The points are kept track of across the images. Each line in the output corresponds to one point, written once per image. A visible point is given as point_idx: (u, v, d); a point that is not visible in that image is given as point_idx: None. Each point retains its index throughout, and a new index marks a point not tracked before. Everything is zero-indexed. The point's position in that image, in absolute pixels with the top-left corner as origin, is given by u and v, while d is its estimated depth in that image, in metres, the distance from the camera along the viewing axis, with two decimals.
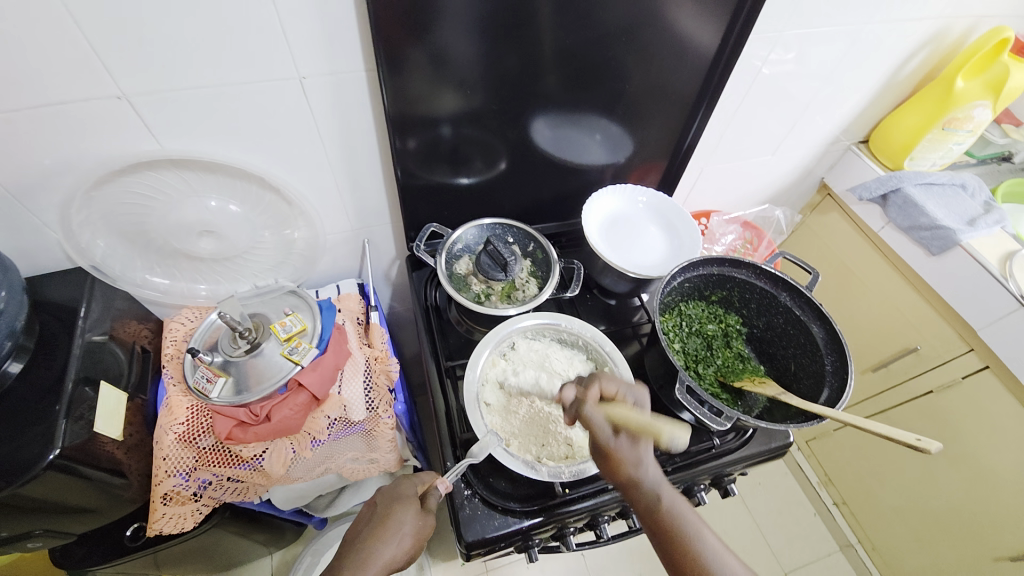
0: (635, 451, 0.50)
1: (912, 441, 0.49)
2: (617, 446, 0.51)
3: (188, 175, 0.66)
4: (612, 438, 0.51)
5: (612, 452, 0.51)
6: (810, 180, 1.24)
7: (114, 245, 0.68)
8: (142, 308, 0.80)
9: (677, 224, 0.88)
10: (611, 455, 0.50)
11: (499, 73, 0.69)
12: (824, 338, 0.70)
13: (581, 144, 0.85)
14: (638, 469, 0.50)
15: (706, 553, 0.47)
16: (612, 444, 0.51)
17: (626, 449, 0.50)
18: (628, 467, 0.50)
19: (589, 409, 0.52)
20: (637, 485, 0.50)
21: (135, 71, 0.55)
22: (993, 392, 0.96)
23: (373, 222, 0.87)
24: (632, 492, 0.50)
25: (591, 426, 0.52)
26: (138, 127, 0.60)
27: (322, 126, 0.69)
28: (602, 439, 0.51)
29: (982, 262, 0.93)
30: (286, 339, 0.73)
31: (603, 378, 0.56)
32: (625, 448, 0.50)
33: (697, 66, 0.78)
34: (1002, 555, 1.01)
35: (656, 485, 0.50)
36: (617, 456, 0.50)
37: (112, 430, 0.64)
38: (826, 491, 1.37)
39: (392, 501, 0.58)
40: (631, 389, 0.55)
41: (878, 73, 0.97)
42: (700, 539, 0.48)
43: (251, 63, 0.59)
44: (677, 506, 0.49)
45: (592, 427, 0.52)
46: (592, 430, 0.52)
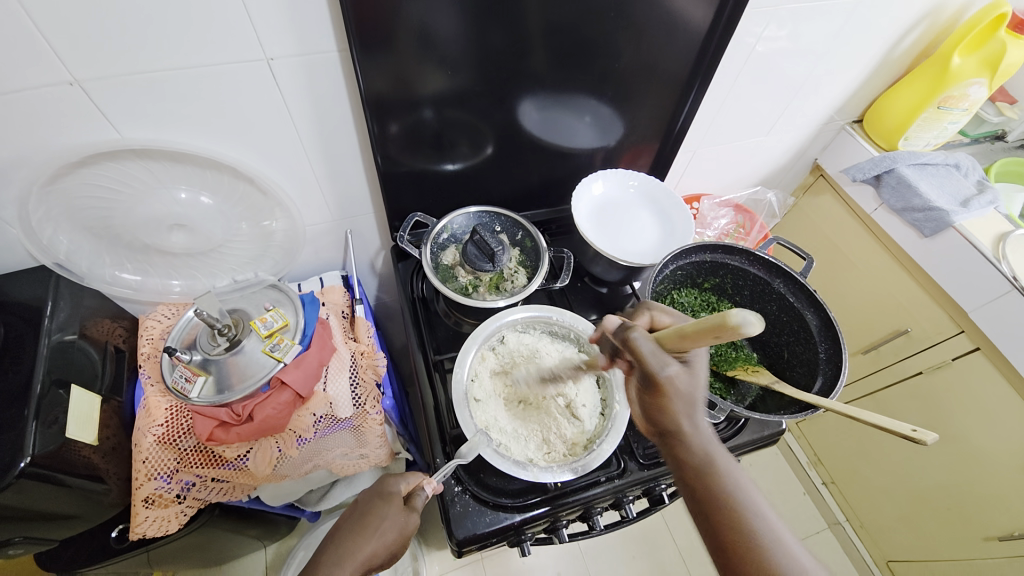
0: (690, 383, 0.46)
1: (908, 431, 0.49)
2: (669, 374, 0.46)
3: (154, 166, 0.63)
4: (664, 364, 0.46)
5: (663, 383, 0.46)
6: (804, 161, 1.21)
7: (79, 241, 0.65)
8: (114, 306, 0.77)
9: (670, 209, 0.86)
10: (665, 384, 0.46)
11: (483, 52, 0.66)
12: (818, 326, 0.69)
13: (570, 127, 0.82)
14: (689, 411, 0.46)
15: (758, 523, 0.43)
16: (664, 372, 0.46)
17: (682, 379, 0.46)
18: (681, 406, 0.46)
19: (637, 336, 0.48)
20: (686, 437, 0.46)
21: (87, 55, 0.51)
22: (983, 372, 0.97)
23: (355, 212, 0.84)
24: (677, 441, 0.46)
25: (641, 352, 0.47)
26: (95, 115, 0.56)
27: (295, 112, 0.65)
28: (651, 365, 0.46)
29: (975, 244, 0.92)
30: (268, 335, 0.70)
31: (652, 311, 0.58)
32: (680, 377, 0.46)
33: (688, 45, 0.75)
34: (991, 535, 1.03)
35: (706, 440, 0.46)
36: (670, 385, 0.46)
37: (86, 434, 0.61)
38: (815, 471, 1.39)
39: (375, 499, 0.57)
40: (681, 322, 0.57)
41: (873, 50, 0.94)
42: (749, 503, 0.44)
43: (215, 44, 0.55)
44: (727, 467, 0.45)
45: (641, 351, 0.47)
46: (640, 356, 0.47)
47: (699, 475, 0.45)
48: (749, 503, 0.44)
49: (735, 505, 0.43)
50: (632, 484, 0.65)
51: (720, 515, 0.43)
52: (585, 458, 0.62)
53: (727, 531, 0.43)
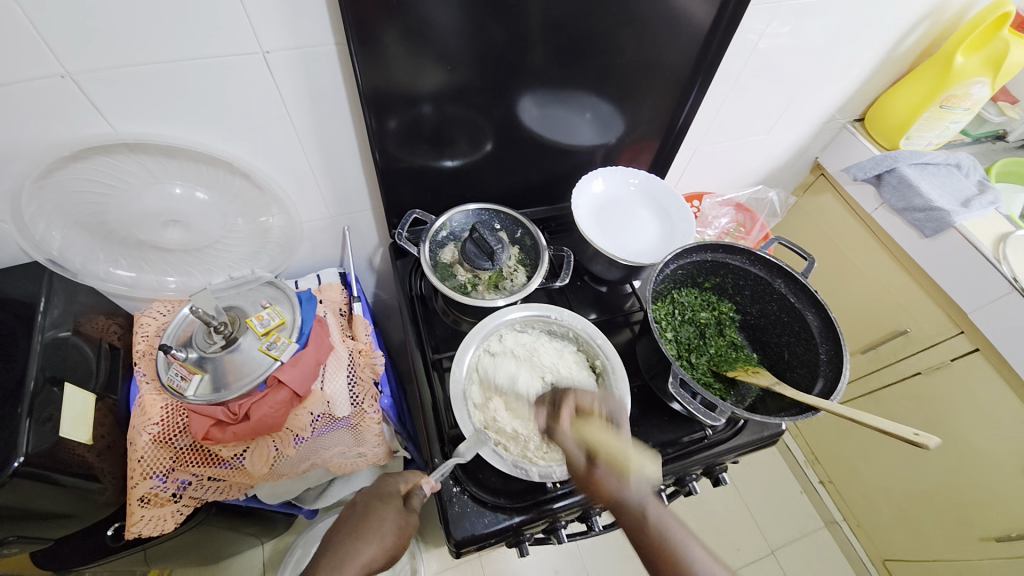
0: (614, 475, 0.49)
1: (911, 435, 0.48)
2: (594, 472, 0.50)
3: (148, 161, 0.62)
4: (587, 465, 0.51)
5: (590, 480, 0.50)
6: (804, 159, 1.21)
7: (72, 236, 0.64)
8: (109, 302, 0.76)
9: (670, 208, 0.86)
10: (591, 483, 0.49)
11: (482, 47, 0.65)
12: (819, 326, 0.68)
13: (570, 124, 0.81)
14: (620, 493, 0.48)
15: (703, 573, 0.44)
16: (588, 473, 0.50)
17: (604, 476, 0.49)
18: (610, 491, 0.49)
19: (563, 435, 0.54)
20: (624, 508, 0.48)
21: (79, 47, 0.50)
22: (982, 373, 0.97)
23: (353, 209, 0.83)
24: (620, 513, 0.48)
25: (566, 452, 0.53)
26: (87, 108, 0.55)
27: (291, 107, 0.64)
28: (579, 466, 0.51)
29: (975, 244, 0.92)
30: (264, 333, 0.70)
31: (574, 396, 0.57)
32: (602, 475, 0.49)
33: (690, 42, 0.74)
34: (988, 535, 1.03)
35: (643, 506, 0.47)
36: (597, 481, 0.49)
37: (81, 433, 0.61)
38: (812, 470, 1.40)
39: (374, 500, 0.57)
40: (604, 401, 0.56)
41: (876, 48, 0.94)
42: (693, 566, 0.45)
43: (208, 37, 0.54)
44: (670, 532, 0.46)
45: (568, 454, 0.52)
46: (570, 459, 0.52)
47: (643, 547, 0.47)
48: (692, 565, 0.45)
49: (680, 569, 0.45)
50: None
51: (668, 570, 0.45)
52: None
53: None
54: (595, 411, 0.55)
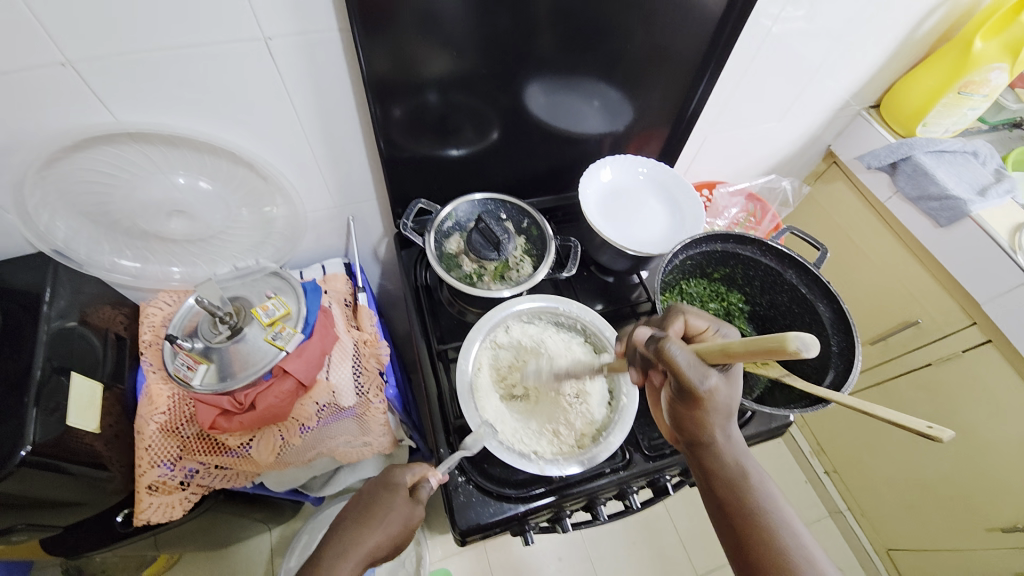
0: (728, 395, 0.44)
1: (924, 428, 0.46)
2: (709, 387, 0.42)
3: (150, 149, 0.61)
4: (704, 377, 0.42)
5: (703, 396, 0.42)
6: (817, 147, 1.18)
7: (77, 226, 0.64)
8: (114, 292, 0.76)
9: (680, 198, 0.84)
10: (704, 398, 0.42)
11: (489, 33, 0.63)
12: (831, 318, 0.68)
13: (578, 112, 0.79)
14: (720, 420, 0.45)
15: (779, 523, 0.43)
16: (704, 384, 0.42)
17: (719, 390, 0.43)
18: (716, 416, 0.44)
19: (671, 345, 0.43)
20: (717, 446, 0.45)
21: (80, 35, 0.49)
22: (994, 365, 0.96)
23: (357, 198, 0.82)
24: (707, 450, 0.46)
25: (677, 364, 0.42)
26: (88, 97, 0.55)
27: (294, 94, 0.63)
28: (692, 379, 0.42)
29: (990, 233, 0.90)
30: (270, 323, 0.69)
31: (688, 314, 0.52)
32: (719, 388, 0.43)
33: (702, 27, 0.72)
34: (995, 526, 1.03)
35: (736, 449, 0.46)
36: (709, 398, 0.43)
37: (87, 422, 0.61)
38: (818, 460, 1.39)
39: (378, 490, 0.56)
40: (716, 328, 0.52)
41: (894, 32, 0.91)
42: (775, 511, 0.44)
43: (208, 23, 0.52)
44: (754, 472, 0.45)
45: (677, 364, 0.42)
46: (678, 371, 0.42)
47: (723, 483, 0.45)
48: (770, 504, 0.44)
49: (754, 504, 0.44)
50: (637, 475, 0.65)
51: (745, 518, 0.44)
52: (592, 451, 0.62)
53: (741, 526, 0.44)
54: (709, 337, 0.51)
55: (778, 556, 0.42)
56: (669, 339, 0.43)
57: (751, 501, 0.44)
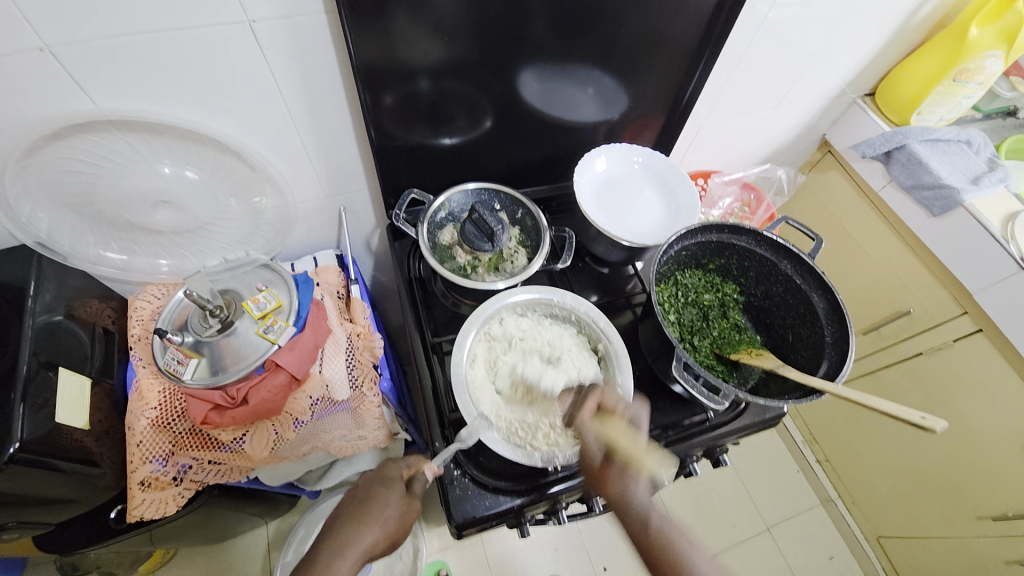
0: (623, 471, 0.52)
1: (917, 419, 0.48)
2: (603, 465, 0.54)
3: (133, 138, 0.60)
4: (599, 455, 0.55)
5: (600, 471, 0.54)
6: (812, 136, 1.17)
7: (59, 218, 0.62)
8: (101, 285, 0.74)
9: (675, 188, 0.84)
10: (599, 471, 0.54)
11: (481, 17, 0.62)
12: (825, 309, 0.68)
13: (572, 100, 0.78)
14: (627, 485, 0.51)
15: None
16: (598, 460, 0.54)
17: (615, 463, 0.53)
18: (616, 485, 0.52)
19: (581, 423, 0.58)
20: (628, 504, 0.51)
21: (56, 17, 0.47)
22: (985, 355, 0.97)
23: (349, 188, 0.81)
24: (622, 511, 0.51)
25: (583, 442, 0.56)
26: (66, 84, 0.53)
27: (281, 81, 0.61)
28: (591, 453, 0.55)
29: (983, 223, 0.91)
30: (261, 316, 0.68)
31: (600, 391, 0.61)
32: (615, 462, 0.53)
33: (699, 13, 0.70)
34: (985, 514, 1.05)
35: (647, 507, 0.50)
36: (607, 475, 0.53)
37: (76, 419, 0.60)
38: (810, 449, 1.42)
39: (375, 485, 0.57)
40: (628, 406, 0.59)
41: (892, 18, 0.90)
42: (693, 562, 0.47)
43: (189, 5, 0.51)
44: (670, 526, 0.49)
45: (585, 443, 0.56)
46: (585, 447, 0.56)
47: (642, 541, 0.49)
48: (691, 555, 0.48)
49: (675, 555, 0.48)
50: None
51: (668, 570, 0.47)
52: None
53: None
54: (618, 413, 0.58)
55: None
56: (583, 417, 0.58)
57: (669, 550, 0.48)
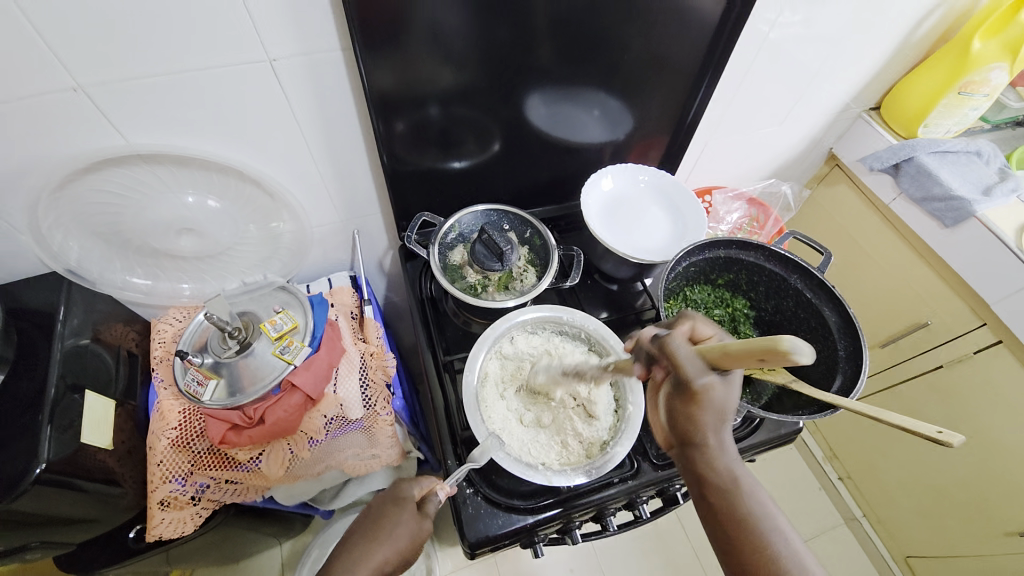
0: (726, 396, 0.42)
1: (934, 433, 0.46)
2: (704, 385, 0.42)
3: (160, 170, 0.63)
4: (701, 374, 0.42)
5: (697, 394, 0.42)
6: (819, 151, 1.18)
7: (90, 247, 0.65)
8: (126, 310, 0.77)
9: (681, 205, 0.85)
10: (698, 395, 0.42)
11: (489, 46, 0.64)
12: (838, 323, 0.67)
13: (578, 122, 0.80)
14: (717, 426, 0.43)
15: (776, 541, 0.41)
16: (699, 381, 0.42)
17: (716, 391, 0.42)
18: (709, 417, 0.43)
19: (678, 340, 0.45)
20: (711, 451, 0.43)
21: (94, 61, 0.51)
22: (1006, 366, 0.94)
23: (363, 212, 0.83)
24: (700, 456, 0.43)
25: (677, 357, 0.43)
26: (101, 121, 0.56)
27: (300, 112, 0.64)
28: (687, 372, 0.43)
29: (997, 234, 0.90)
30: (278, 337, 0.70)
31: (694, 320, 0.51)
32: (716, 387, 0.42)
33: (700, 35, 0.73)
34: (1013, 530, 1.00)
35: (731, 458, 0.43)
36: (703, 400, 0.42)
37: (100, 438, 0.62)
38: (831, 465, 1.37)
39: (387, 504, 0.57)
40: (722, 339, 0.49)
41: (893, 35, 0.91)
42: (771, 523, 0.41)
43: (218, 45, 0.54)
44: (752, 489, 0.43)
45: (679, 358, 0.43)
46: (677, 364, 0.43)
47: (722, 505, 0.42)
48: (768, 520, 0.41)
49: (756, 525, 0.41)
50: (646, 485, 0.65)
51: (740, 533, 0.41)
52: (601, 459, 0.62)
53: (743, 545, 0.41)
54: None
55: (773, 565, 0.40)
56: (676, 337, 0.45)
57: (745, 507, 0.42)
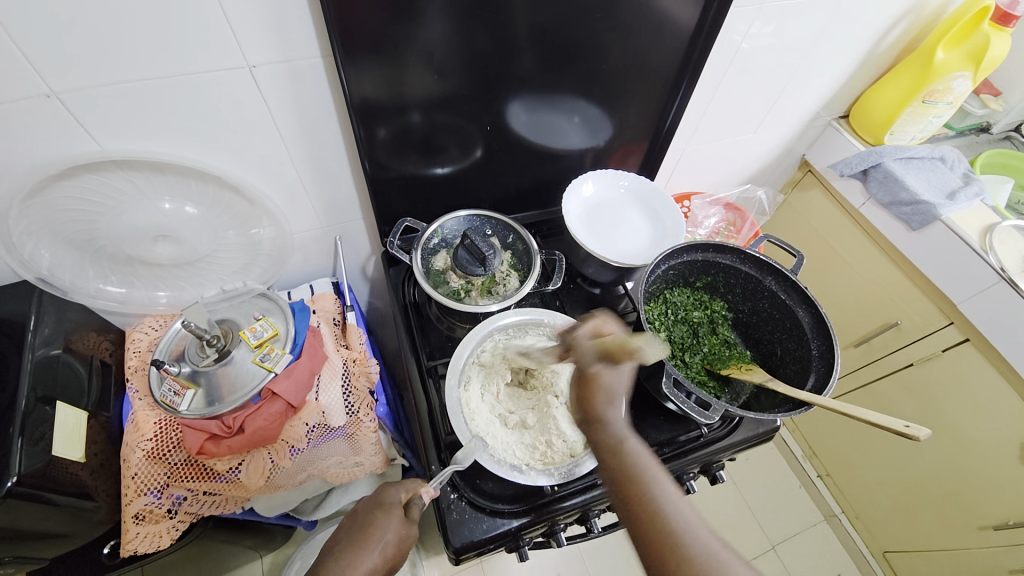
0: (613, 378, 0.56)
1: (901, 428, 0.50)
2: (596, 370, 0.57)
3: (135, 176, 0.62)
4: (594, 363, 0.58)
5: (590, 376, 0.57)
6: (792, 157, 1.22)
7: (62, 255, 0.64)
8: (99, 319, 0.75)
9: (660, 210, 0.87)
10: (590, 379, 0.57)
11: (471, 53, 0.65)
12: (810, 323, 0.69)
13: (559, 128, 0.81)
14: (609, 403, 0.55)
15: (659, 494, 0.48)
16: (591, 368, 0.57)
17: (606, 375, 0.56)
18: (601, 395, 0.55)
19: (580, 338, 0.61)
20: (603, 421, 0.54)
21: (66, 67, 0.50)
22: (973, 363, 0.97)
23: (345, 218, 0.83)
24: (597, 426, 0.55)
25: (579, 351, 0.60)
26: (73, 127, 0.55)
27: (280, 118, 0.64)
28: (585, 363, 0.58)
29: (962, 236, 0.93)
30: (258, 345, 0.70)
31: (601, 317, 0.63)
32: (602, 373, 0.56)
33: (675, 44, 0.75)
34: (987, 524, 1.04)
35: (620, 427, 0.53)
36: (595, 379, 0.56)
37: (72, 452, 0.60)
38: (810, 464, 1.41)
39: (373, 510, 0.56)
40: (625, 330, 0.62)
41: (860, 45, 0.95)
42: (658, 487, 0.48)
43: (195, 52, 0.54)
44: (639, 456, 0.51)
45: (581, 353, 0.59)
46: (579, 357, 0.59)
47: (621, 474, 0.50)
48: (656, 484, 0.49)
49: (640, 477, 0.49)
50: None
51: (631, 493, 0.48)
52: (586, 458, 0.62)
53: (631, 503, 0.48)
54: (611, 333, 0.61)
55: (659, 519, 0.46)
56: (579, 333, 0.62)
57: (635, 473, 0.50)
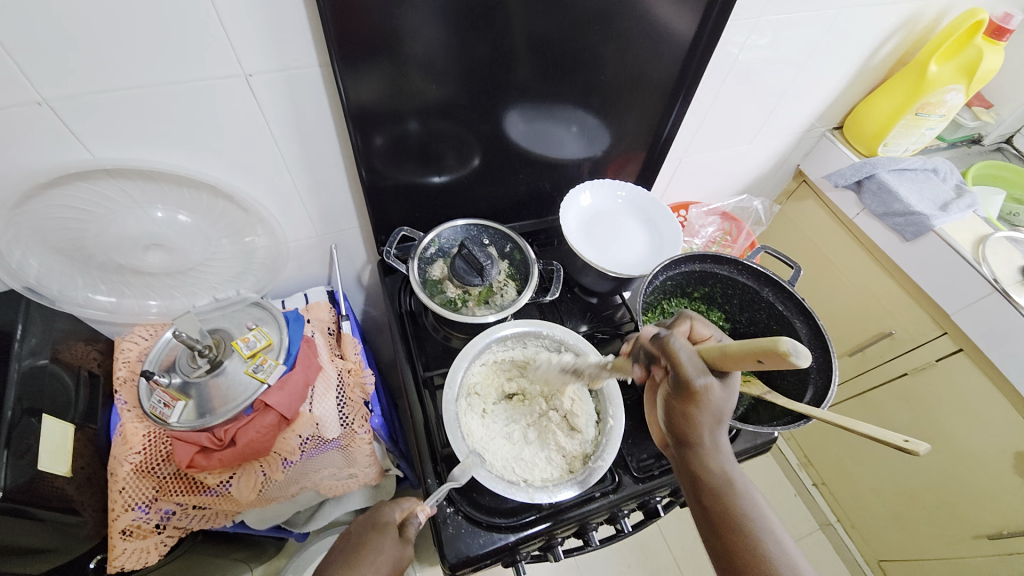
0: (721, 396, 0.46)
1: (901, 442, 0.49)
2: (703, 384, 0.45)
3: (127, 185, 0.61)
4: (699, 374, 0.45)
5: (697, 392, 0.45)
6: (787, 167, 1.23)
7: (50, 263, 0.63)
8: (87, 328, 0.74)
9: (659, 220, 0.87)
10: (697, 393, 0.45)
11: (470, 63, 0.65)
12: (808, 334, 0.70)
13: (556, 138, 0.81)
14: (712, 423, 0.46)
15: (758, 523, 0.45)
16: (699, 382, 0.45)
17: (714, 391, 0.45)
18: (707, 414, 0.46)
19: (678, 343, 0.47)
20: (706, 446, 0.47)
21: (58, 74, 0.49)
22: (967, 373, 0.98)
23: (340, 227, 0.82)
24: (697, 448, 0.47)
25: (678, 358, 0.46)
26: (64, 135, 0.54)
27: (275, 127, 0.63)
28: (687, 373, 0.45)
29: (955, 246, 0.94)
30: (251, 355, 0.69)
31: (691, 326, 0.53)
32: (715, 387, 0.45)
33: (673, 55, 0.75)
34: (981, 533, 1.04)
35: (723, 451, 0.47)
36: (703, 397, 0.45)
37: (59, 466, 0.59)
38: (805, 472, 1.41)
39: (367, 530, 0.55)
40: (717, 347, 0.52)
41: (855, 57, 0.96)
42: (758, 515, 0.45)
43: (190, 59, 0.53)
44: (741, 481, 0.46)
45: (679, 358, 0.46)
46: (679, 364, 0.46)
47: (715, 495, 0.46)
48: (759, 517, 0.45)
49: (746, 519, 0.45)
50: (628, 498, 0.65)
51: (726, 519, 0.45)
52: (584, 474, 0.62)
53: (729, 531, 0.45)
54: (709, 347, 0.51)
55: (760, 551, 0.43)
56: (674, 337, 0.48)
57: (733, 500, 0.46)
